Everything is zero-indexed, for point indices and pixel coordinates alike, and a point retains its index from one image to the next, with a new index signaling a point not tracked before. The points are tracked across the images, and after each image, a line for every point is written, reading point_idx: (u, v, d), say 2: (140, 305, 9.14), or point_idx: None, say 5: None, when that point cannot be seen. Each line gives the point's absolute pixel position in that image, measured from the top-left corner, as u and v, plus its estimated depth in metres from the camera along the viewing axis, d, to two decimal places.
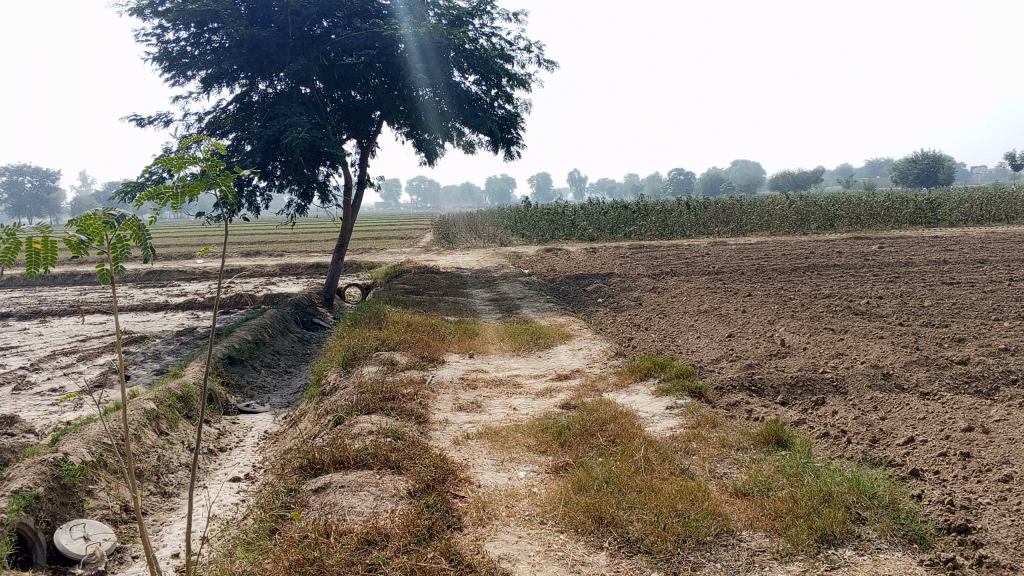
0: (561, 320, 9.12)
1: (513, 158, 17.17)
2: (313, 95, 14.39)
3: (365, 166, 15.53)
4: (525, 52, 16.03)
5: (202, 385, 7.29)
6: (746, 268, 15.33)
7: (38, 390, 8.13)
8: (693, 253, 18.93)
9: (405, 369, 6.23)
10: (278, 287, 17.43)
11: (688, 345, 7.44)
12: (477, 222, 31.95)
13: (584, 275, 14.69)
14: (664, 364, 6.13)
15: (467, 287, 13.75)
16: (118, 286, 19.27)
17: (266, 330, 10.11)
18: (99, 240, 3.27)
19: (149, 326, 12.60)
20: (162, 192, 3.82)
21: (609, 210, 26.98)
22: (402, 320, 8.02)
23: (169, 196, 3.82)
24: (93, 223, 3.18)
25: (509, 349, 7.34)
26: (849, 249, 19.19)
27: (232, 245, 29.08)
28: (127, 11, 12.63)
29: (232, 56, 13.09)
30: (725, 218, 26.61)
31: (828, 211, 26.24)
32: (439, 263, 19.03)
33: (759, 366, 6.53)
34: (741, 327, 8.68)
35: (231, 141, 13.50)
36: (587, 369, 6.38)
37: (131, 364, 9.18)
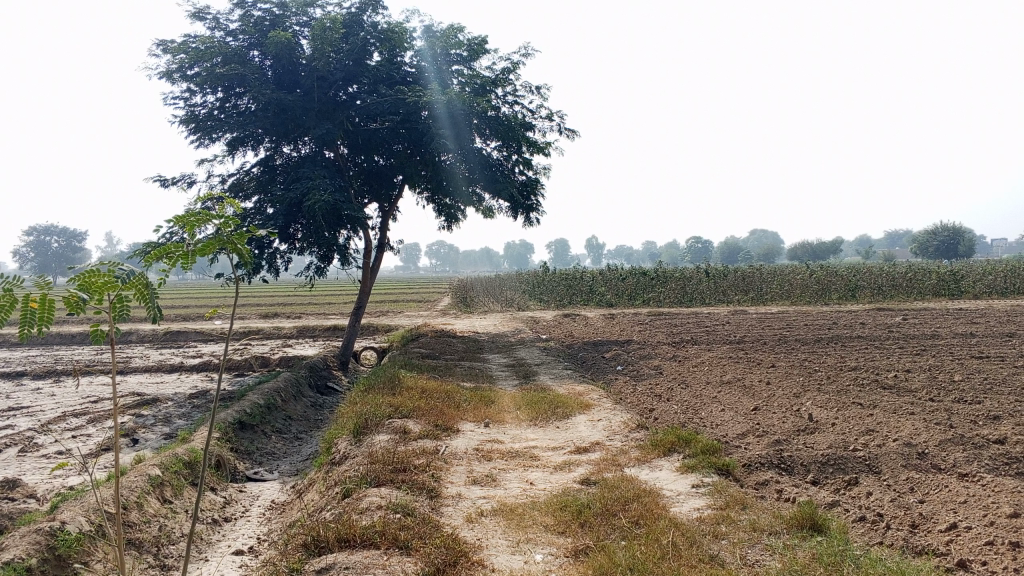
0: (579, 389, 8.88)
1: (532, 224, 17.16)
2: (336, 159, 14.52)
3: (385, 229, 15.56)
4: (546, 121, 16.12)
5: (210, 450, 7.10)
6: (768, 338, 15.07)
7: (44, 453, 7.96)
8: (713, 322, 18.72)
9: (419, 438, 6.01)
10: (294, 349, 17.32)
11: (712, 418, 7.17)
12: (495, 286, 31.95)
13: (603, 342, 14.49)
14: (688, 438, 5.87)
15: (484, 352, 13.56)
16: (135, 346, 19.24)
17: (279, 395, 9.94)
18: (101, 299, 3.20)
19: (162, 387, 12.48)
20: (172, 251, 3.85)
21: (627, 276, 26.93)
22: (417, 386, 7.82)
23: (179, 256, 3.84)
24: (95, 281, 3.12)
25: (525, 418, 7.10)
26: (872, 320, 18.91)
27: (250, 307, 29.20)
28: (156, 74, 12.89)
29: (256, 120, 13.28)
30: (744, 287, 26.42)
31: (849, 281, 26.05)
32: (455, 327, 18.89)
33: (788, 442, 6.25)
34: (766, 399, 8.40)
35: (254, 203, 13.58)
36: (607, 443, 6.13)
37: (141, 426, 9.00)
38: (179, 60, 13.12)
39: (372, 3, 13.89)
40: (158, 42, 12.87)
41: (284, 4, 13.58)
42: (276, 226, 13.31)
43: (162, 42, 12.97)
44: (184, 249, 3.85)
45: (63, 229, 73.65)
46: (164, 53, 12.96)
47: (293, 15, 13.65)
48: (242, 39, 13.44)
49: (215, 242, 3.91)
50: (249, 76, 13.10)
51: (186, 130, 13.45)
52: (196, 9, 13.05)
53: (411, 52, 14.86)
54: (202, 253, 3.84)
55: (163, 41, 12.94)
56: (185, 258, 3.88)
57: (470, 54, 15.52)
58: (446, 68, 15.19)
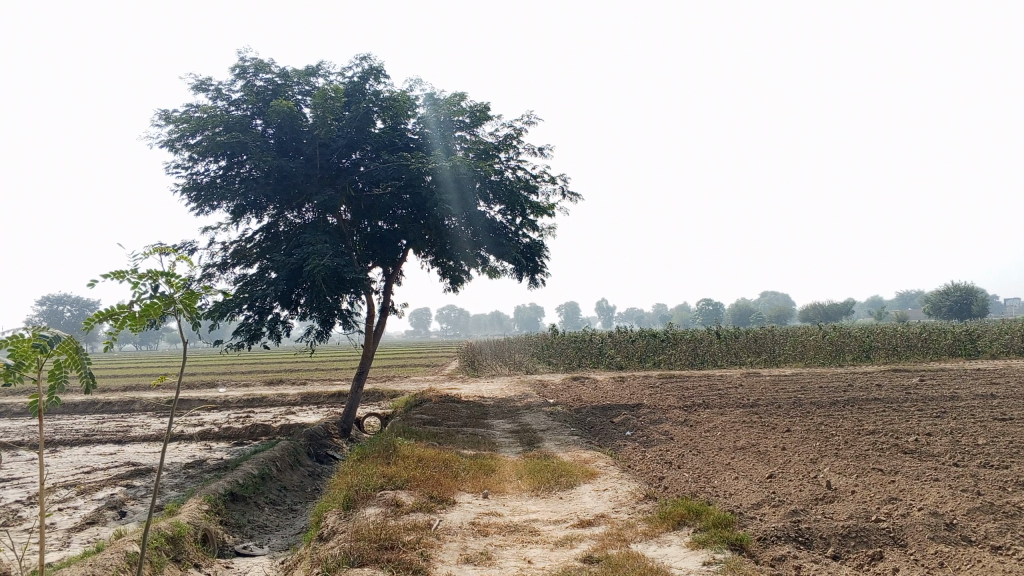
0: (585, 456, 8.51)
1: (537, 286, 16.96)
2: (340, 225, 14.44)
3: (389, 293, 15.38)
4: (550, 183, 16.03)
5: (196, 524, 6.76)
6: (782, 401, 14.63)
7: (27, 526, 7.60)
8: (726, 384, 18.31)
9: (411, 512, 5.68)
10: (298, 416, 16.96)
11: (724, 488, 6.78)
12: (504, 349, 31.63)
13: (611, 406, 14.11)
14: (699, 511, 5.50)
15: (489, 418, 13.17)
16: (137, 414, 18.90)
17: (275, 464, 9.59)
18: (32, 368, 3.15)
19: (159, 457, 12.12)
20: (117, 312, 3.89)
21: (637, 338, 26.58)
22: (414, 455, 7.49)
23: (125, 317, 3.87)
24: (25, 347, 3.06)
25: (527, 488, 6.74)
26: (888, 381, 18.45)
27: (256, 373, 28.89)
28: (159, 143, 12.89)
29: (259, 186, 13.25)
30: (757, 348, 26.00)
31: (863, 341, 25.66)
32: (461, 392, 18.52)
33: (806, 512, 5.86)
34: (782, 466, 8.01)
35: (256, 269, 13.43)
36: (612, 515, 5.76)
37: (132, 498, 8.65)
38: (181, 129, 13.17)
39: (375, 72, 13.96)
40: (159, 112, 12.92)
41: (286, 73, 13.66)
42: (278, 292, 13.14)
43: (165, 112, 13.03)
44: (129, 310, 3.88)
45: (76, 299, 74.34)
46: (166, 122, 13.01)
47: (295, 85, 13.73)
48: (244, 108, 13.49)
49: (163, 302, 3.94)
50: (251, 143, 13.10)
51: (188, 198, 13.40)
52: (199, 80, 13.15)
53: (414, 119, 14.84)
54: (148, 314, 3.86)
55: (165, 110, 12.99)
56: (132, 319, 3.92)
57: (472, 121, 15.53)
58: (449, 134, 15.15)
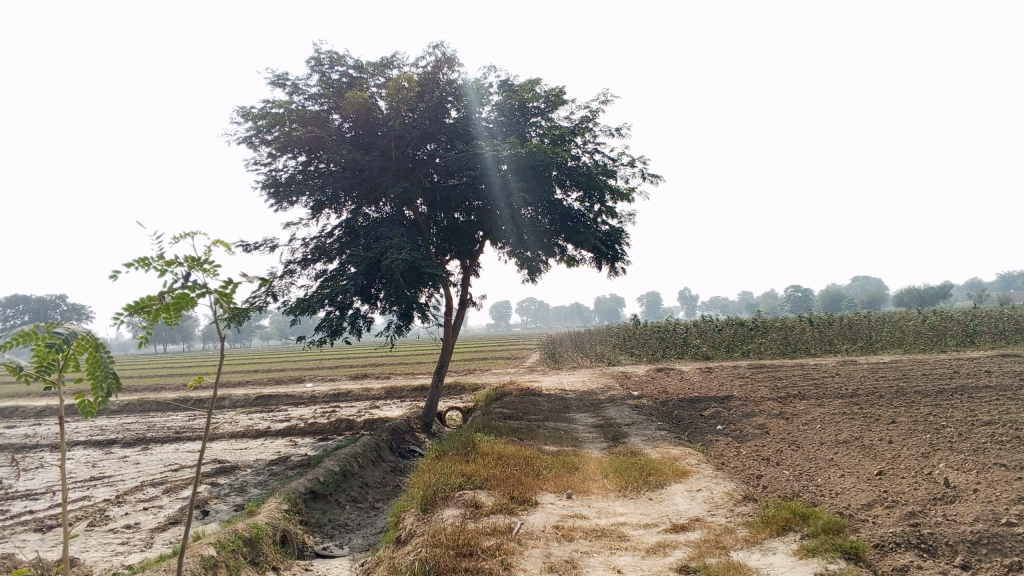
0: (674, 452, 8.04)
1: (618, 274, 16.48)
2: (417, 219, 14.29)
3: (467, 286, 15.17)
4: (629, 167, 15.49)
5: (275, 525, 6.62)
6: (884, 391, 13.73)
7: (112, 526, 7.64)
8: (821, 373, 17.44)
9: (490, 514, 5.37)
10: (381, 411, 16.95)
11: (830, 487, 6.23)
12: (586, 340, 31.20)
13: (700, 398, 13.52)
14: (805, 515, 5.00)
15: (572, 411, 12.75)
16: (226, 410, 19.29)
17: (356, 460, 9.44)
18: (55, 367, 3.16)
19: (245, 454, 12.20)
20: (149, 304, 3.71)
21: (723, 326, 25.76)
22: (493, 451, 7.19)
23: (157, 308, 3.71)
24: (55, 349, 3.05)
25: (613, 488, 6.34)
26: (999, 367, 17.22)
27: (342, 368, 29.28)
28: (238, 140, 12.93)
29: (337, 181, 13.19)
30: (852, 334, 24.84)
31: (967, 325, 24.20)
32: (543, 385, 18.19)
33: (925, 514, 5.30)
34: (891, 461, 7.38)
35: (335, 265, 13.37)
36: (708, 519, 5.31)
37: (215, 497, 8.64)
38: (259, 125, 13.20)
39: (448, 60, 13.69)
40: (238, 109, 13.00)
41: (361, 66, 13.52)
42: (357, 287, 13.04)
43: (243, 108, 13.08)
44: (162, 302, 3.71)
45: None
46: (245, 118, 13.06)
47: (371, 77, 13.57)
48: (321, 102, 13.42)
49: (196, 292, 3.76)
50: (327, 138, 13.03)
51: (268, 195, 13.44)
52: (277, 76, 13.16)
53: (488, 107, 14.52)
54: (180, 305, 3.68)
55: (244, 107, 13.05)
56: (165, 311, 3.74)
57: (548, 106, 15.12)
58: (524, 121, 14.78)
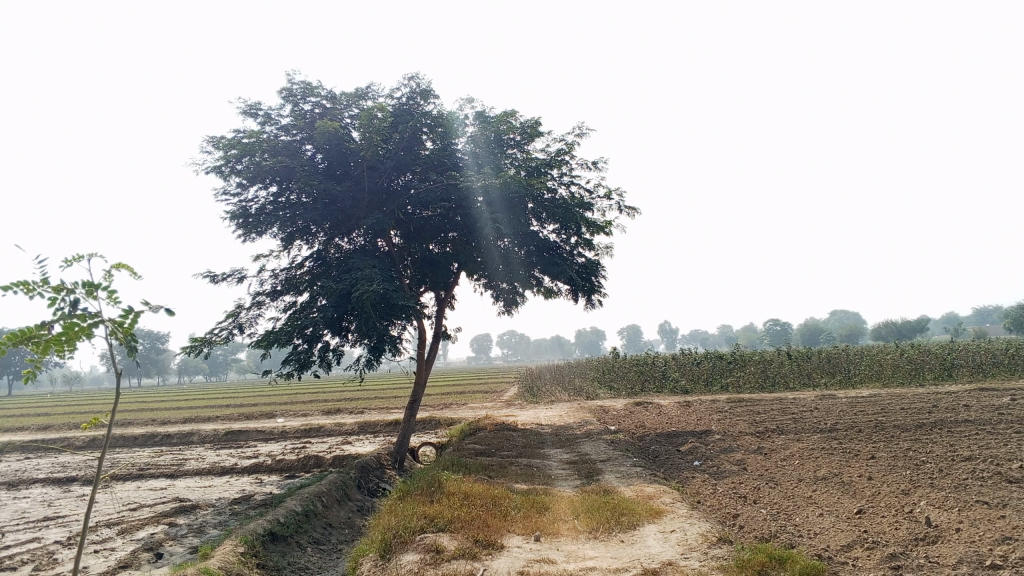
0: (649, 490, 7.77)
1: (594, 307, 16.30)
2: (390, 250, 14.05)
3: (442, 318, 14.91)
4: (605, 199, 15.40)
5: (228, 569, 6.26)
6: (863, 426, 13.56)
7: (58, 570, 7.26)
8: (800, 408, 17.27)
9: (451, 559, 5.09)
10: (354, 447, 16.57)
11: (808, 527, 6.00)
12: (564, 373, 30.95)
13: (677, 433, 13.29)
14: (782, 558, 4.75)
15: (546, 447, 12.46)
16: (195, 446, 18.81)
17: (320, 499, 9.09)
18: None
19: (208, 492, 11.80)
20: (37, 335, 3.49)
21: (702, 360, 25.63)
22: (460, 491, 6.91)
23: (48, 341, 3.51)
24: None
25: (583, 530, 6.06)
26: (977, 401, 17.12)
27: (316, 402, 28.77)
28: (207, 169, 12.67)
29: (308, 212, 12.95)
30: (830, 368, 24.76)
31: (944, 359, 24.15)
32: (519, 419, 17.91)
33: (907, 557, 5.07)
34: (871, 499, 7.16)
35: (306, 297, 13.08)
36: (681, 563, 5.06)
37: (171, 538, 8.27)
38: (229, 155, 12.96)
39: (423, 91, 13.56)
40: (208, 138, 12.76)
41: (334, 97, 13.36)
42: (328, 320, 12.73)
43: (213, 138, 12.84)
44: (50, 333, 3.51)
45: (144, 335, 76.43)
46: (214, 148, 12.81)
47: (344, 108, 13.40)
48: (294, 132, 13.22)
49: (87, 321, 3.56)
50: (298, 168, 12.79)
51: (237, 226, 13.16)
52: (249, 105, 12.97)
53: (463, 138, 14.37)
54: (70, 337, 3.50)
55: (213, 136, 12.81)
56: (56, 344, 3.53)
57: (524, 137, 15.02)
58: (499, 152, 14.65)
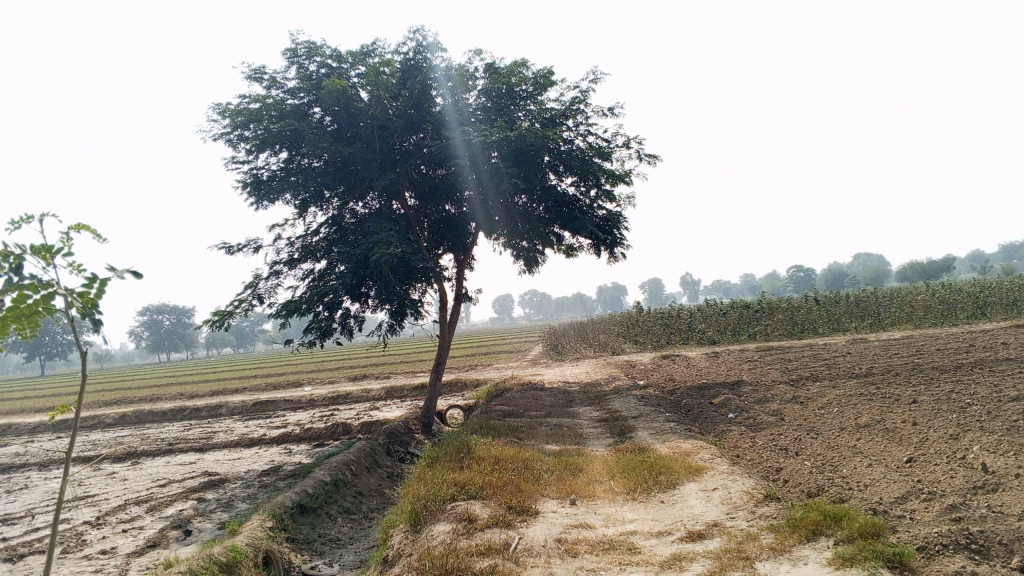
0: (686, 447, 7.48)
1: (618, 260, 15.93)
2: (407, 213, 13.75)
3: (463, 279, 14.64)
4: (625, 147, 14.87)
5: (255, 546, 6.06)
6: (901, 369, 13.15)
7: (86, 551, 7.14)
8: (832, 354, 16.86)
9: (485, 528, 4.84)
10: (381, 412, 16.47)
11: (857, 479, 5.70)
12: (588, 330, 30.71)
13: (709, 386, 12.97)
14: (837, 516, 4.45)
15: (575, 405, 12.20)
16: (223, 418, 18.82)
17: (349, 467, 8.92)
18: None
19: (237, 465, 11.71)
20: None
21: (728, 310, 25.24)
22: (490, 455, 6.67)
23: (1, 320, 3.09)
24: None
25: (620, 491, 5.80)
26: (1015, 339, 16.59)
27: (341, 370, 28.75)
28: (215, 137, 12.36)
29: (320, 177, 12.64)
30: (860, 312, 24.25)
31: (978, 297, 23.52)
32: (546, 378, 17.70)
33: (968, 507, 4.75)
34: (919, 446, 6.82)
35: (323, 264, 12.82)
36: (727, 524, 4.78)
37: (200, 515, 8.14)
38: (236, 122, 12.62)
39: (430, 45, 13.08)
40: (214, 106, 12.43)
41: (340, 56, 12.95)
42: (347, 285, 12.48)
43: (219, 105, 12.52)
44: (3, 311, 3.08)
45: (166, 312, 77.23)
46: (221, 115, 12.49)
47: (350, 67, 12.99)
48: (302, 96, 12.85)
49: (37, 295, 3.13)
50: (307, 131, 12.42)
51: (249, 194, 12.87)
52: (254, 69, 12.61)
53: (474, 92, 13.91)
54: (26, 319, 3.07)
55: (219, 103, 12.48)
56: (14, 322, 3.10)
57: (537, 88, 14.51)
58: (512, 104, 14.20)
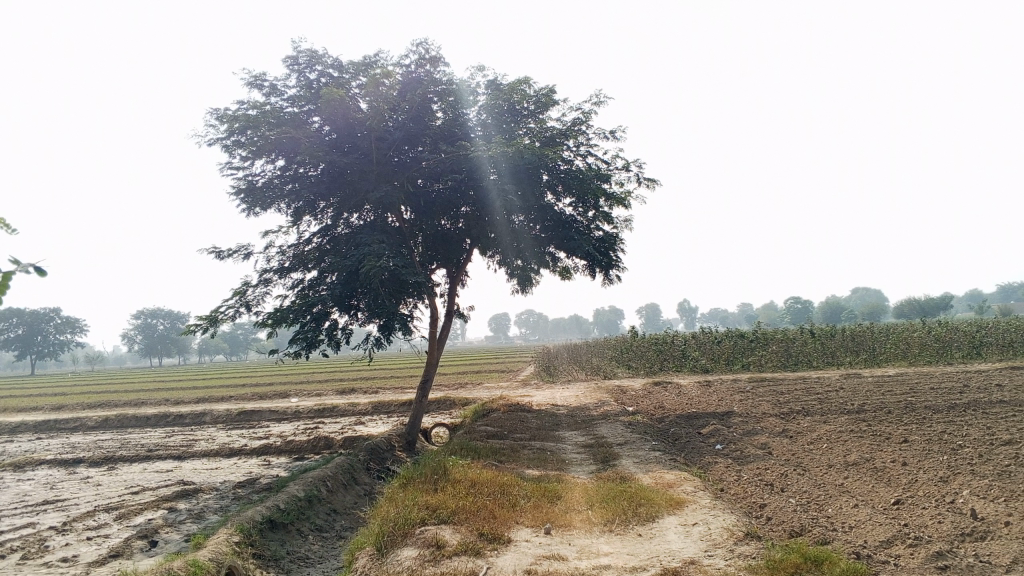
0: (669, 477, 7.31)
1: (613, 283, 15.79)
2: (401, 226, 13.62)
3: (455, 296, 14.47)
4: (624, 170, 14.78)
5: (219, 561, 5.85)
6: (893, 407, 12.98)
7: (48, 558, 6.92)
8: (825, 388, 16.70)
9: (452, 555, 4.66)
10: (366, 427, 16.25)
11: (842, 519, 5.52)
12: (582, 353, 30.55)
13: (698, 415, 12.80)
14: (818, 558, 4.27)
15: (561, 430, 11.99)
16: (208, 426, 18.59)
17: (325, 483, 8.72)
18: None
19: (214, 474, 11.49)
20: None
21: (723, 339, 25.11)
22: (466, 478, 6.49)
23: None
24: None
25: (597, 522, 5.62)
26: (1009, 381, 16.44)
27: (330, 382, 28.52)
28: (211, 141, 12.23)
29: (315, 187, 12.51)
30: (855, 347, 24.13)
31: (973, 337, 23.39)
32: (535, 400, 17.52)
33: (955, 555, 4.58)
34: (908, 487, 6.65)
35: (313, 274, 12.65)
36: (705, 562, 4.60)
37: (169, 525, 7.93)
38: (234, 128, 12.51)
39: (432, 59, 13.00)
40: (212, 110, 12.32)
41: (342, 66, 12.87)
42: (335, 297, 12.30)
43: (217, 110, 12.40)
44: None
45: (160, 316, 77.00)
46: (218, 120, 12.37)
47: (351, 77, 12.89)
48: (301, 104, 12.73)
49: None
50: (304, 139, 12.29)
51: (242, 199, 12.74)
52: (254, 76, 12.51)
53: (475, 108, 13.82)
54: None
55: (217, 108, 12.37)
56: None
57: (538, 107, 14.45)
58: (513, 122, 14.13)
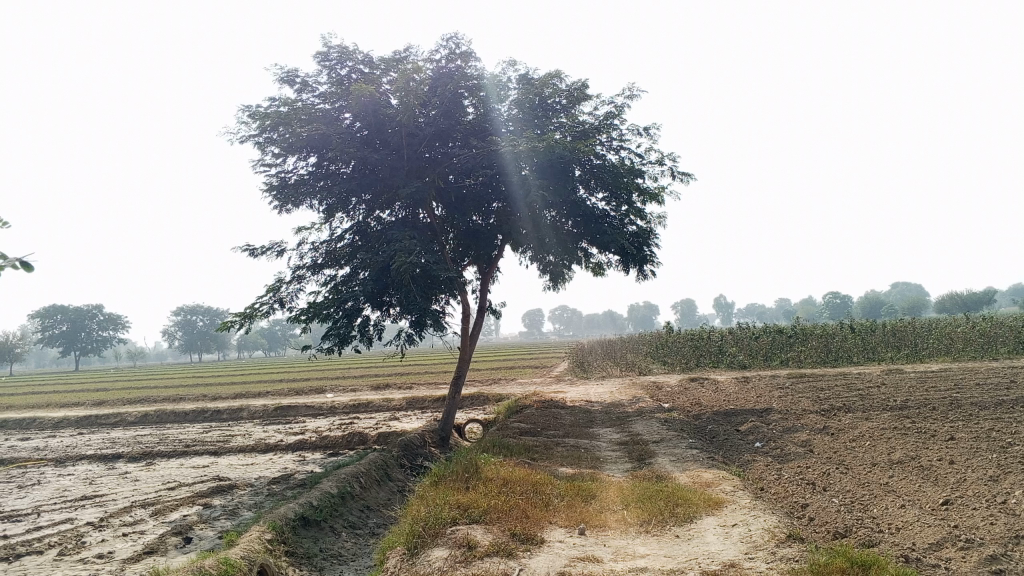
0: (707, 477, 7.14)
1: (647, 278, 15.59)
2: (432, 222, 13.57)
3: (487, 292, 14.38)
4: (658, 164, 14.56)
5: (251, 559, 5.81)
6: (938, 403, 12.61)
7: (84, 554, 6.96)
8: (866, 384, 16.32)
9: (484, 556, 4.56)
10: (400, 423, 16.23)
11: (889, 521, 5.31)
12: (617, 348, 30.32)
13: (736, 412, 12.55)
14: (864, 562, 4.08)
15: (595, 427, 11.83)
16: (244, 421, 18.74)
17: (358, 480, 8.69)
18: None
19: (249, 470, 11.53)
20: None
21: (760, 334, 24.72)
22: (499, 476, 6.38)
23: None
24: None
25: (634, 522, 5.48)
26: None
27: (365, 378, 28.65)
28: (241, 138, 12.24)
29: (347, 183, 12.49)
30: (897, 342, 23.60)
31: (1021, 331, 22.74)
32: (569, 396, 17.38)
33: (1010, 559, 4.36)
34: (957, 488, 6.40)
35: (345, 270, 12.64)
36: (744, 565, 4.44)
37: (203, 522, 7.94)
38: (265, 125, 12.53)
39: (463, 54, 12.92)
40: (243, 107, 12.35)
41: (372, 62, 12.83)
42: (367, 293, 12.27)
43: (248, 108, 12.43)
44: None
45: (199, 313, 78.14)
46: (250, 117, 12.40)
47: (382, 73, 12.84)
48: (332, 100, 12.72)
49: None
50: (334, 136, 12.27)
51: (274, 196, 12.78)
52: (286, 73, 12.52)
53: (507, 102, 13.70)
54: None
55: (248, 105, 12.40)
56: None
57: (570, 101, 14.29)
58: (545, 116, 13.98)
